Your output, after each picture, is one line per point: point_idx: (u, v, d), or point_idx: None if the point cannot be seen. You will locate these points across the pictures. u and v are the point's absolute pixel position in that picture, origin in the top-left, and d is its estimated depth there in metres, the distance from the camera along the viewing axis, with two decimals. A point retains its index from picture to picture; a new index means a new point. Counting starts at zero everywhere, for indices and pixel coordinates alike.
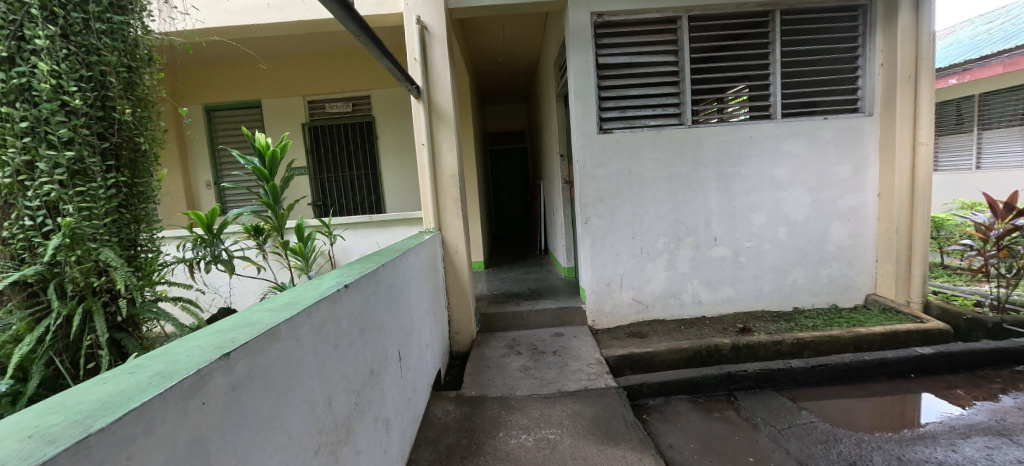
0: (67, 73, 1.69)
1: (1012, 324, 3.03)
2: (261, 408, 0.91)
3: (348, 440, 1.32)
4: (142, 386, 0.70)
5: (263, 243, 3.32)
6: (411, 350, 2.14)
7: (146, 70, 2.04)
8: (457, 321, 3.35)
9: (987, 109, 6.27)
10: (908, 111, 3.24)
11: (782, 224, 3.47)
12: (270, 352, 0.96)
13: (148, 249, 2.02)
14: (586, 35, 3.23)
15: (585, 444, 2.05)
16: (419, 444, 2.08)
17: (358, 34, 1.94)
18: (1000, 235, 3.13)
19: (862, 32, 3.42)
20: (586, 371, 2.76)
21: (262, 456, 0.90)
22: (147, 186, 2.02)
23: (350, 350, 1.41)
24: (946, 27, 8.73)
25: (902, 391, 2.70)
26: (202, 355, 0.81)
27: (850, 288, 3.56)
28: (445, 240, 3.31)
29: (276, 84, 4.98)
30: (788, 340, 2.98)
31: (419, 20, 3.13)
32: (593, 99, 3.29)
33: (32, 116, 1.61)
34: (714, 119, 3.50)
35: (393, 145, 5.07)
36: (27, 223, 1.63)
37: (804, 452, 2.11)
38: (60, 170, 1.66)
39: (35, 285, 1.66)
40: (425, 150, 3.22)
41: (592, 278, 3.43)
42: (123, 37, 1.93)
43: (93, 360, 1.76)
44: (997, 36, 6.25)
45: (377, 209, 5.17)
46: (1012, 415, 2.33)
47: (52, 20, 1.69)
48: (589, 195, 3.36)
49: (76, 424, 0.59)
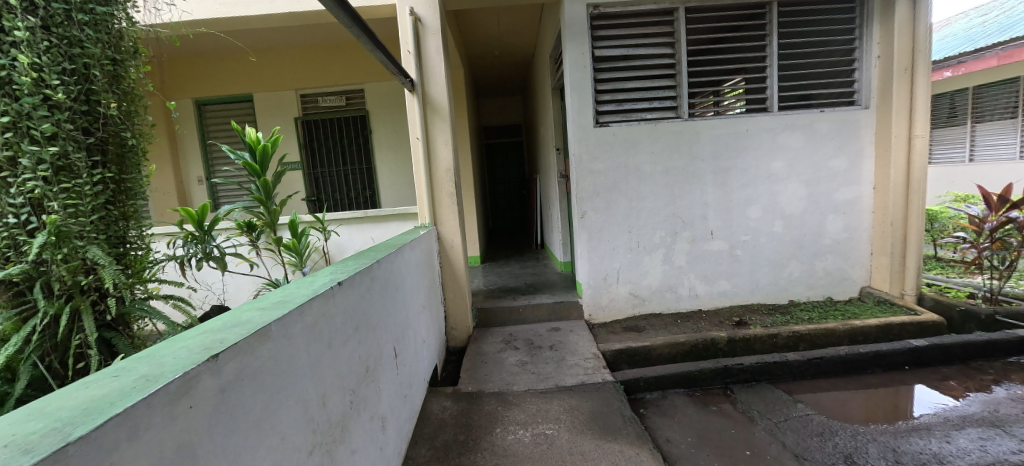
0: (49, 66, 1.64)
1: (1004, 316, 3.04)
2: (253, 408, 0.89)
3: (343, 439, 1.30)
4: (126, 391, 0.68)
5: (256, 240, 3.27)
6: (406, 347, 2.11)
7: (133, 63, 1.99)
8: (453, 317, 3.33)
9: (980, 102, 6.34)
10: (903, 105, 3.22)
11: (778, 217, 3.47)
12: (259, 352, 0.94)
13: (138, 246, 1.99)
14: (582, 28, 3.20)
15: (582, 439, 2.05)
16: (416, 440, 2.07)
17: (349, 25, 1.85)
18: (993, 227, 3.13)
19: (859, 25, 3.39)
20: (583, 365, 2.76)
21: (254, 458, 0.88)
22: (136, 182, 1.98)
23: (344, 348, 1.39)
24: (941, 21, 8.71)
25: (897, 383, 2.72)
26: (189, 357, 0.79)
27: (846, 280, 3.58)
28: (440, 236, 3.30)
29: (267, 77, 4.91)
30: (783, 333, 3.00)
31: (413, 12, 3.07)
32: (589, 92, 3.25)
33: (15, 110, 1.56)
34: (711, 112, 3.42)
35: (388, 140, 5.01)
36: (11, 221, 1.57)
37: (800, 444, 2.12)
38: (44, 166, 1.61)
39: (21, 284, 1.61)
40: (420, 144, 3.16)
41: (589, 273, 3.41)
42: (107, 28, 1.86)
43: (83, 361, 1.72)
44: (993, 28, 6.25)
45: (372, 205, 5.14)
46: (1004, 406, 2.35)
47: (32, 10, 1.63)
48: (586, 189, 3.34)
49: (55, 433, 0.56)
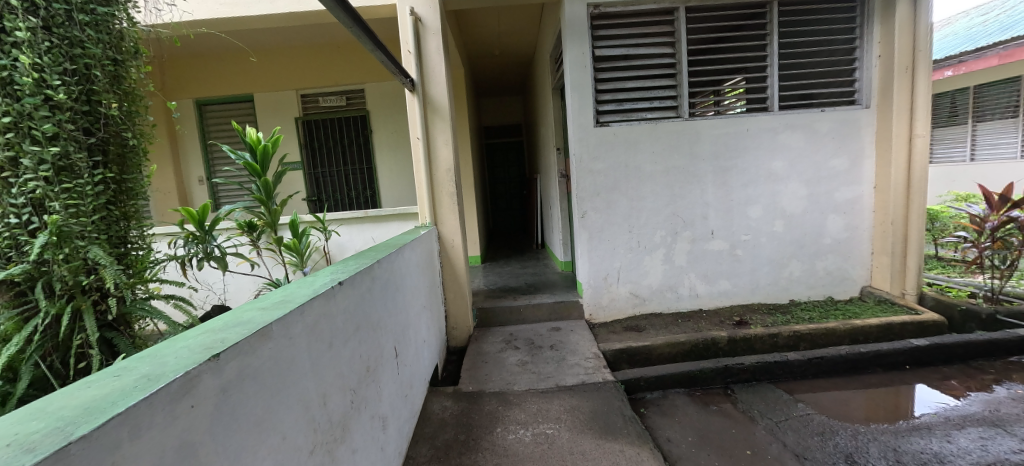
0: (50, 67, 1.65)
1: (1005, 315, 3.04)
2: (254, 408, 0.90)
3: (344, 439, 1.30)
4: (127, 390, 0.68)
5: (257, 240, 3.28)
6: (407, 347, 2.11)
7: (134, 63, 1.99)
8: (454, 316, 3.34)
9: (980, 101, 6.33)
10: (904, 104, 3.22)
11: (778, 216, 3.47)
12: (260, 352, 0.94)
13: (139, 246, 1.99)
14: (582, 28, 3.19)
15: (582, 439, 2.05)
16: (417, 440, 2.07)
17: (350, 26, 1.85)
18: (994, 227, 3.13)
19: (860, 24, 3.39)
20: (583, 365, 2.76)
21: (254, 457, 0.88)
22: (136, 182, 1.98)
23: (345, 348, 1.39)
24: (941, 20, 8.71)
25: (897, 383, 2.72)
26: (191, 356, 0.79)
27: (846, 280, 3.58)
28: (440, 235, 3.30)
29: (268, 77, 4.91)
30: (784, 332, 3.00)
31: (413, 12, 3.07)
32: (589, 92, 3.25)
33: (16, 110, 1.56)
34: (711, 112, 3.42)
35: (388, 140, 5.01)
36: (13, 221, 1.57)
37: (801, 444, 2.12)
38: (46, 167, 1.61)
39: (23, 284, 1.61)
40: (420, 144, 3.16)
41: (590, 272, 3.41)
42: (108, 29, 1.86)
43: (84, 360, 1.73)
44: (993, 27, 6.25)
45: (372, 205, 5.14)
46: (1005, 406, 2.35)
47: (33, 11, 1.63)
48: (586, 189, 3.34)
49: (57, 432, 0.57)
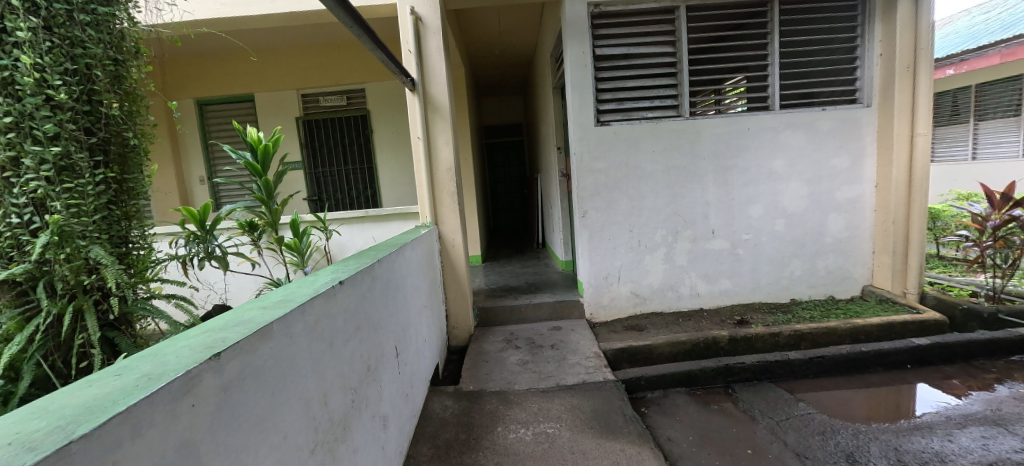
0: (51, 67, 1.65)
1: (1006, 314, 3.04)
2: (254, 406, 0.90)
3: (344, 438, 1.30)
4: (129, 389, 0.68)
5: (258, 239, 3.28)
6: (407, 346, 2.11)
7: (134, 63, 1.99)
8: (454, 316, 3.34)
9: (982, 100, 6.31)
10: (906, 103, 3.21)
11: (779, 215, 3.47)
12: (261, 352, 0.94)
13: (140, 246, 2.00)
14: (583, 26, 3.19)
15: (583, 438, 2.05)
16: (418, 439, 2.08)
17: (351, 26, 1.86)
18: (996, 226, 3.12)
19: (861, 22, 3.38)
20: (584, 364, 2.76)
21: (255, 456, 0.88)
22: (137, 182, 1.98)
23: (345, 348, 1.39)
24: (943, 19, 8.69)
25: (898, 382, 2.71)
26: (191, 355, 0.79)
27: (847, 279, 3.57)
28: (441, 235, 3.30)
29: (269, 77, 4.92)
30: (785, 332, 2.99)
31: (413, 11, 3.07)
32: (590, 91, 3.25)
33: (17, 110, 1.57)
34: (712, 111, 3.42)
35: (389, 140, 5.01)
36: (14, 221, 1.58)
37: (802, 443, 2.12)
38: (47, 166, 1.62)
39: (24, 284, 1.61)
40: (421, 143, 3.16)
41: (590, 272, 3.41)
42: (108, 29, 1.87)
43: (86, 359, 1.73)
44: (995, 26, 6.24)
45: (373, 204, 5.15)
46: (1007, 405, 2.35)
47: (35, 11, 1.63)
48: (587, 188, 3.34)
49: (58, 431, 0.57)
